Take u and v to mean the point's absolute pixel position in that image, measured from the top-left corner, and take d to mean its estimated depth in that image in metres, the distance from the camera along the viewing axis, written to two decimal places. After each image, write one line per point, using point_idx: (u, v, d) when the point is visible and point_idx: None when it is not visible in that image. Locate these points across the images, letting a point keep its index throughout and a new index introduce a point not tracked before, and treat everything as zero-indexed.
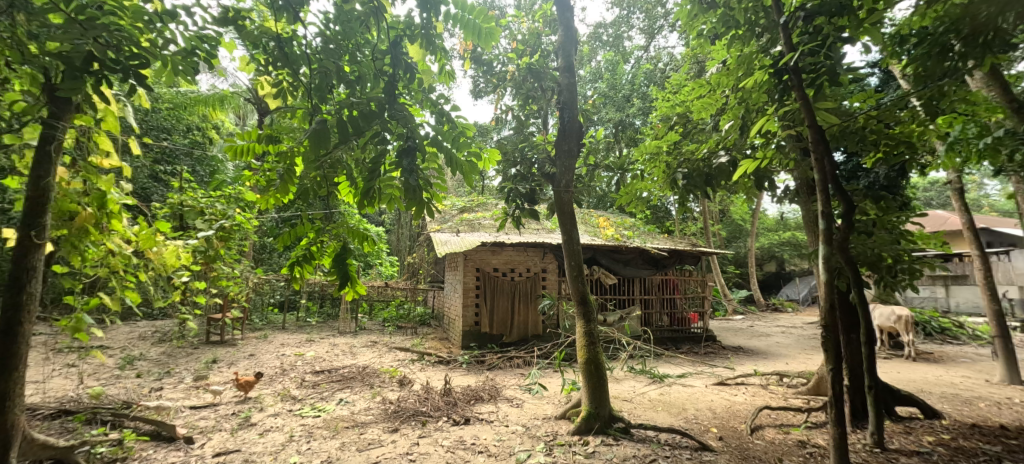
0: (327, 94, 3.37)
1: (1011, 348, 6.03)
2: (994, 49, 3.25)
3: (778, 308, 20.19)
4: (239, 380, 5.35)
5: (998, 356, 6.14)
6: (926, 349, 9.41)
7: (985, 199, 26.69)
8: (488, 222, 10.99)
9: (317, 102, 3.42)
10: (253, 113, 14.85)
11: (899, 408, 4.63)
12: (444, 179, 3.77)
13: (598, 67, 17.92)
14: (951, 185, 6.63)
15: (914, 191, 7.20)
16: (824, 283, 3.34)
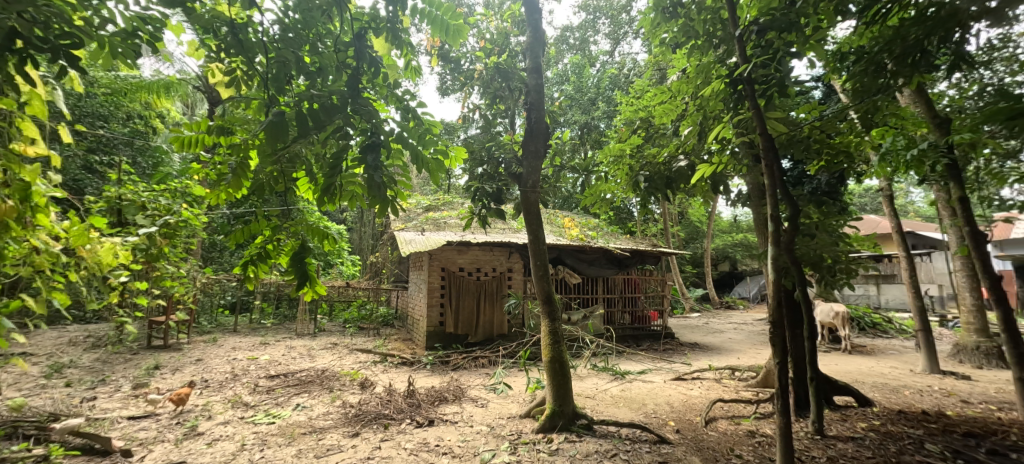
0: (285, 84, 3.22)
1: (932, 340, 6.63)
2: (920, 69, 3.58)
3: (730, 306, 21.30)
4: (171, 395, 4.87)
5: (921, 348, 6.74)
6: (860, 343, 10.21)
7: (911, 206, 29.36)
8: (454, 221, 10.91)
9: (274, 93, 3.26)
10: (203, 102, 13.99)
11: (837, 397, 5.00)
12: (410, 176, 3.70)
13: (565, 70, 18.25)
14: (883, 192, 7.21)
15: (852, 196, 7.78)
16: (772, 282, 3.58)
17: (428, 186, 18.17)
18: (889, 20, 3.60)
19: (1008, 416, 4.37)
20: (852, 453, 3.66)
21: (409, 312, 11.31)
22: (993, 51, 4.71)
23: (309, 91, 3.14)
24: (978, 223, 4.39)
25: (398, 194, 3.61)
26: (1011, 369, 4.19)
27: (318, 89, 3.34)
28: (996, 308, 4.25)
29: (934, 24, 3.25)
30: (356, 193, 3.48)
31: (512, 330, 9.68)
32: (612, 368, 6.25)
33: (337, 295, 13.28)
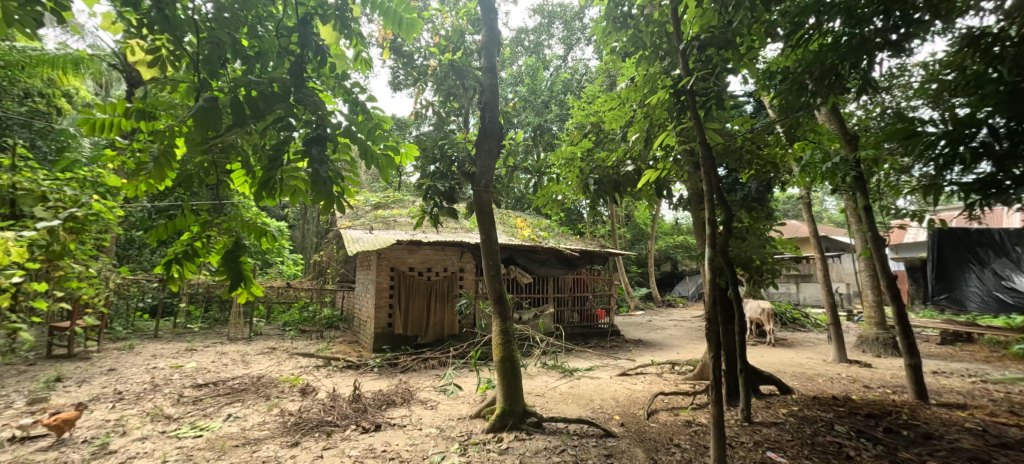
0: (220, 68, 2.96)
1: (841, 333, 7.43)
2: (835, 90, 4.01)
3: (671, 304, 22.57)
4: (51, 418, 3.99)
5: (832, 339, 7.53)
6: (782, 336, 11.23)
7: (827, 214, 32.69)
8: (404, 219, 10.60)
9: (206, 77, 2.97)
10: (119, 82, 12.56)
11: (762, 387, 5.47)
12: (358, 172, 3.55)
13: (519, 71, 18.34)
14: (803, 200, 7.93)
15: (778, 203, 8.56)
16: (709, 281, 3.84)
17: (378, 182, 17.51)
18: (810, 45, 4.01)
19: (901, 398, 4.99)
20: (775, 437, 4.01)
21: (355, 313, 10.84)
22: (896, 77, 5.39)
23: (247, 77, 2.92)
24: (879, 229, 5.00)
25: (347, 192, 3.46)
26: (903, 355, 4.81)
27: (257, 75, 3.12)
28: (892, 303, 4.86)
29: (848, 52, 3.67)
30: (302, 189, 3.29)
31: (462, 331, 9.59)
32: (560, 366, 6.41)
33: (276, 296, 12.42)
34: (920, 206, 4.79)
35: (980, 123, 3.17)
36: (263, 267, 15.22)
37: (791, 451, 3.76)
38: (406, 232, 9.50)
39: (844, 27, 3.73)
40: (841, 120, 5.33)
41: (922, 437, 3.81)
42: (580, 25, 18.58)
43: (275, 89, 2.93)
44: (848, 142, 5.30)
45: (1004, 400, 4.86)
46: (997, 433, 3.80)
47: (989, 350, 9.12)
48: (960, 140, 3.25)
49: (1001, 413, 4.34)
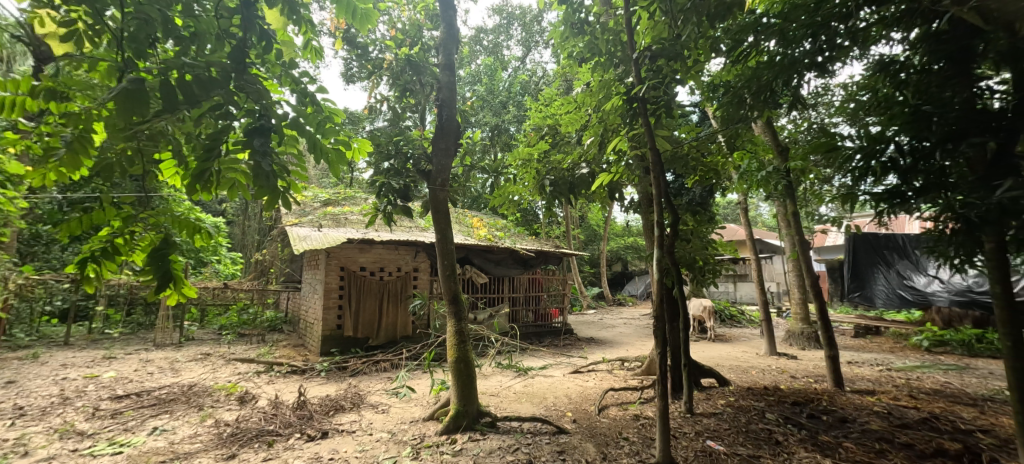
0: (150, 49, 2.69)
1: (772, 328, 8.05)
2: (768, 105, 4.37)
3: (621, 303, 23.38)
4: None
5: (764, 334, 8.13)
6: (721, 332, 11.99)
7: (761, 219, 35.30)
8: (355, 217, 10.18)
9: (131, 57, 2.69)
10: (26, 58, 11.16)
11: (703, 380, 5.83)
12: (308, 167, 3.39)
13: (478, 71, 18.34)
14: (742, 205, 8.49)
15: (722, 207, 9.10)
16: (657, 281, 4.01)
17: (328, 177, 16.74)
18: (747, 62, 4.33)
19: (821, 386, 5.50)
20: (714, 427, 4.29)
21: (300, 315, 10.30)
22: (824, 96, 5.95)
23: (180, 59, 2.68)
24: (806, 233, 5.48)
25: (293, 187, 3.28)
26: (824, 348, 5.30)
27: (192, 58, 2.85)
28: (815, 300, 5.34)
29: (780, 69, 3.99)
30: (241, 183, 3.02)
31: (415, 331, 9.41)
32: (515, 365, 6.45)
33: (211, 297, 11.48)
34: (840, 213, 5.31)
35: (888, 140, 3.60)
36: (197, 266, 14.06)
37: (728, 439, 4.02)
38: (356, 230, 9.14)
39: (778, 47, 4.06)
40: (774, 132, 5.82)
41: (838, 421, 4.24)
42: (539, 28, 18.92)
43: (213, 74, 2.71)
44: (779, 153, 5.77)
45: (905, 386, 5.51)
46: (899, 414, 4.30)
47: (893, 342, 10.27)
48: (872, 155, 3.67)
49: (902, 397, 4.92)
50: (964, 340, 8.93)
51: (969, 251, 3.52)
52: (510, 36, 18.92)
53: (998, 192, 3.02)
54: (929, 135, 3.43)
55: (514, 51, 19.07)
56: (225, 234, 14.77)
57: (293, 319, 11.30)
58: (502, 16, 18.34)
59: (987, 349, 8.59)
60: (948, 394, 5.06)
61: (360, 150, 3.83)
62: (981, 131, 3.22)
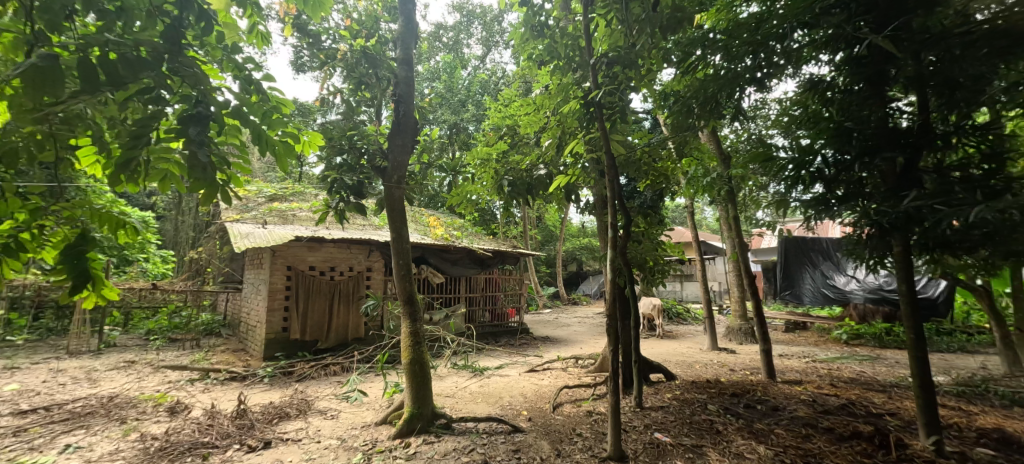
0: (65, 20, 2.38)
1: (715, 325, 8.56)
2: (714, 115, 4.65)
3: (576, 302, 23.90)
4: None
5: (707, 331, 8.64)
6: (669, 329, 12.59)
7: (705, 222, 37.46)
8: (304, 214, 9.64)
9: (42, 28, 2.36)
10: None
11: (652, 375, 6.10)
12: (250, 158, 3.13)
13: (437, 67, 18.08)
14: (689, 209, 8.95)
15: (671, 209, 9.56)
16: (610, 281, 4.12)
17: (273, 170, 15.76)
18: (696, 73, 4.57)
19: (756, 378, 5.94)
20: (661, 420, 4.50)
21: (241, 317, 9.66)
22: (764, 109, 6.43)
23: (102, 33, 2.39)
24: (744, 236, 5.90)
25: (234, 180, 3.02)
26: (759, 342, 5.72)
27: (117, 34, 2.55)
28: (752, 298, 5.73)
29: (726, 82, 4.26)
30: (175, 175, 2.72)
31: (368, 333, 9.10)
32: (471, 365, 6.43)
33: (136, 299, 10.46)
34: (774, 218, 5.78)
35: (815, 152, 3.96)
36: (121, 265, 12.76)
37: (674, 431, 4.24)
38: (305, 227, 8.70)
39: (724, 62, 4.32)
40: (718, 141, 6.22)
41: (770, 410, 4.59)
42: (499, 28, 18.95)
43: (143, 54, 2.45)
44: (723, 161, 6.18)
45: (827, 376, 6.07)
46: (822, 402, 4.73)
47: (817, 337, 11.25)
48: (802, 166, 4.02)
49: (825, 386, 5.42)
50: (876, 334, 9.95)
51: (880, 252, 3.93)
52: (470, 34, 18.81)
53: (906, 200, 3.45)
54: (850, 149, 3.83)
55: (473, 50, 18.98)
56: (154, 230, 13.53)
57: (234, 322, 10.57)
58: (463, 13, 18.17)
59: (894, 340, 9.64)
60: (862, 382, 5.64)
61: (310, 143, 3.63)
62: (893, 146, 3.67)
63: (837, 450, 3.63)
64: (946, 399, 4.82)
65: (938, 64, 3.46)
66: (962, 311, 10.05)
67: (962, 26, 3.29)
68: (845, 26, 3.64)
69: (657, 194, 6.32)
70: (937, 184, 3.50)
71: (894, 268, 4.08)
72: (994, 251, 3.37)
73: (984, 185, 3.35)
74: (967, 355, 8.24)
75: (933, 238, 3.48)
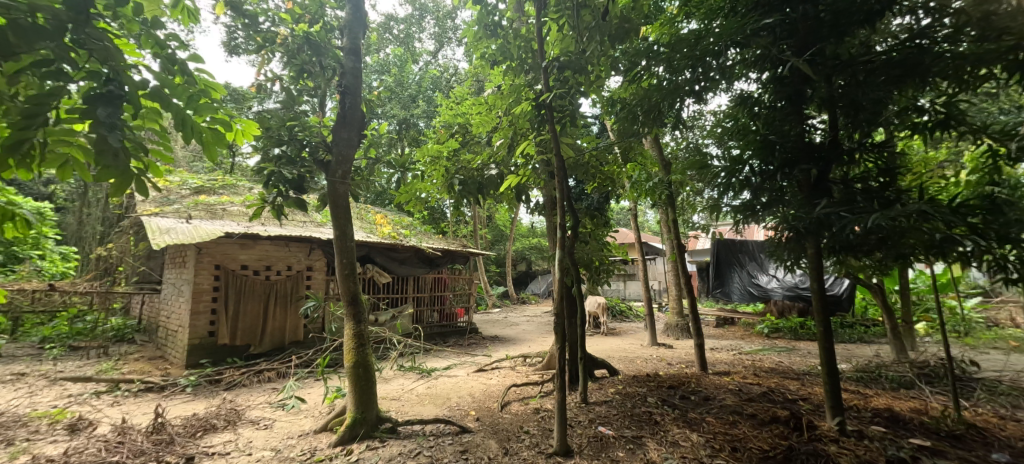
0: None
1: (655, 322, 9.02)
2: (656, 123, 4.93)
3: (524, 301, 24.17)
4: None
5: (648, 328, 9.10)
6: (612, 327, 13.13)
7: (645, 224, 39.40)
8: (236, 208, 8.89)
9: None
10: None
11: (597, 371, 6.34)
12: (173, 145, 2.83)
13: (387, 60, 17.46)
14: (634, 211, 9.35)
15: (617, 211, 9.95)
16: (558, 281, 4.20)
17: (199, 159, 14.33)
18: (641, 82, 4.80)
19: (691, 371, 6.36)
20: (605, 413, 4.68)
21: (158, 321, 8.76)
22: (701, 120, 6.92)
23: None
24: (683, 238, 6.28)
25: (153, 170, 2.68)
26: (693, 337, 6.12)
27: None
28: (688, 296, 6.12)
29: (668, 92, 4.53)
30: (78, 161, 2.32)
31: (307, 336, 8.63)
32: (418, 367, 6.29)
33: (27, 302, 9.13)
34: (710, 221, 6.23)
35: (744, 162, 4.33)
36: (8, 263, 11.07)
37: (616, 424, 4.43)
38: (236, 223, 8.05)
39: (666, 73, 4.57)
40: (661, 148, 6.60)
41: (702, 400, 4.94)
42: (452, 25, 18.64)
43: (41, 22, 2.15)
44: (664, 167, 6.55)
45: (751, 366, 6.64)
46: (746, 390, 5.17)
47: (743, 331, 12.26)
48: (734, 174, 4.39)
49: (749, 376, 5.93)
50: (792, 327, 11.09)
51: (795, 253, 4.35)
52: (422, 28, 18.31)
53: (818, 207, 3.82)
54: (773, 160, 4.19)
55: (425, 45, 18.50)
56: (51, 223, 11.86)
57: (150, 326, 9.55)
58: (415, 5, 17.64)
59: (806, 333, 10.77)
60: (780, 371, 6.24)
61: (245, 132, 3.34)
62: (809, 159, 4.04)
63: (759, 434, 3.98)
64: (848, 384, 5.45)
65: (845, 87, 3.90)
66: (861, 306, 11.36)
67: (864, 56, 3.72)
68: (771, 48, 3.97)
69: (603, 197, 6.58)
70: (843, 194, 3.92)
71: (807, 268, 4.55)
72: (887, 254, 3.85)
73: (880, 196, 3.82)
74: (863, 345, 9.36)
75: (839, 241, 3.89)
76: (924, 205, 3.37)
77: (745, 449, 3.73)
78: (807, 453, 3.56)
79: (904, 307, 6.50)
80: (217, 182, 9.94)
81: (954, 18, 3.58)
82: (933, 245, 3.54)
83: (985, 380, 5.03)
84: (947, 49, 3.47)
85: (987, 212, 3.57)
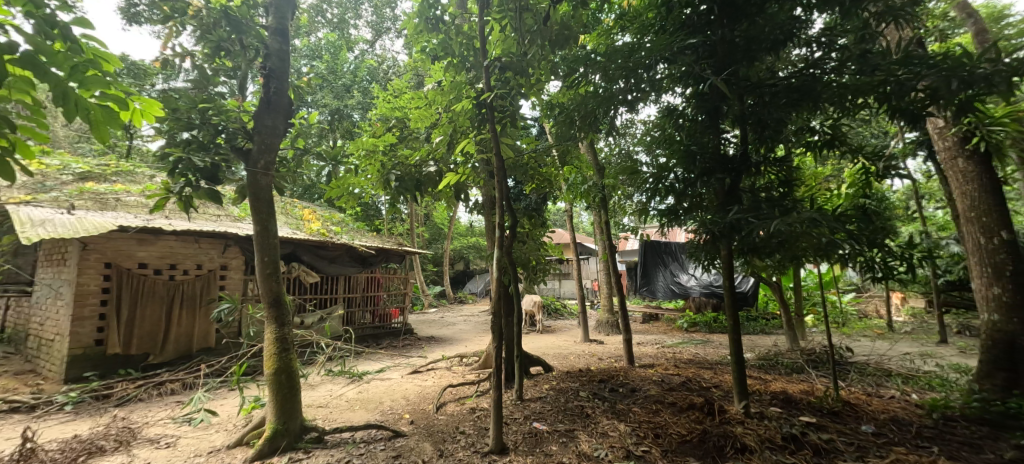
0: None
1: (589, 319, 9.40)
2: (592, 129, 5.17)
3: (463, 301, 23.93)
4: None
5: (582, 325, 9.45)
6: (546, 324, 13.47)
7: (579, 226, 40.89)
8: (132, 198, 7.80)
9: None
10: None
11: (533, 369, 6.48)
12: (48, 122, 2.40)
13: (318, 45, 16.47)
14: (571, 213, 9.68)
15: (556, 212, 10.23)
16: (496, 280, 4.20)
17: (87, 140, 12.39)
18: (579, 88, 4.98)
19: (620, 365, 6.73)
20: (540, 409, 4.80)
21: (27, 328, 7.47)
22: (633, 128, 7.38)
23: None
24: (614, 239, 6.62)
25: (17, 152, 2.23)
26: (622, 333, 6.48)
27: None
28: (618, 294, 6.45)
29: (603, 100, 4.79)
30: None
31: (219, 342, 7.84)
32: (348, 371, 5.98)
33: None
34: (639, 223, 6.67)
35: (669, 170, 4.70)
36: None
37: (550, 419, 4.55)
38: (134, 215, 7.12)
39: (601, 81, 4.77)
40: (596, 154, 6.91)
41: (629, 392, 5.25)
42: (391, 15, 17.85)
43: None
44: (600, 171, 6.89)
45: (672, 358, 7.19)
46: (668, 381, 5.59)
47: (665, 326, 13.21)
48: (660, 180, 4.77)
49: (671, 367, 6.41)
50: (707, 321, 12.18)
51: (711, 254, 4.76)
52: (359, 15, 17.48)
53: (731, 213, 4.21)
54: (694, 169, 4.57)
55: (362, 33, 17.64)
56: None
57: (16, 334, 8.11)
58: None
59: (718, 326, 11.89)
60: (697, 362, 6.83)
61: (144, 113, 2.82)
62: (723, 169, 4.45)
63: (678, 420, 4.32)
64: (753, 371, 6.12)
65: (754, 107, 4.31)
66: (762, 300, 12.75)
67: (771, 80, 4.16)
68: (694, 67, 4.28)
69: (541, 197, 6.75)
70: (751, 202, 4.32)
71: (721, 269, 5.02)
72: (784, 256, 4.35)
73: (780, 204, 4.30)
74: (763, 336, 10.56)
75: (747, 244, 4.31)
76: (815, 213, 3.83)
77: (666, 435, 4.04)
78: (718, 435, 3.92)
79: (797, 302, 7.41)
80: (109, 168, 8.69)
81: (840, 53, 4.12)
82: (820, 248, 4.07)
83: (857, 363, 5.91)
84: (835, 79, 3.98)
85: (861, 221, 4.18)
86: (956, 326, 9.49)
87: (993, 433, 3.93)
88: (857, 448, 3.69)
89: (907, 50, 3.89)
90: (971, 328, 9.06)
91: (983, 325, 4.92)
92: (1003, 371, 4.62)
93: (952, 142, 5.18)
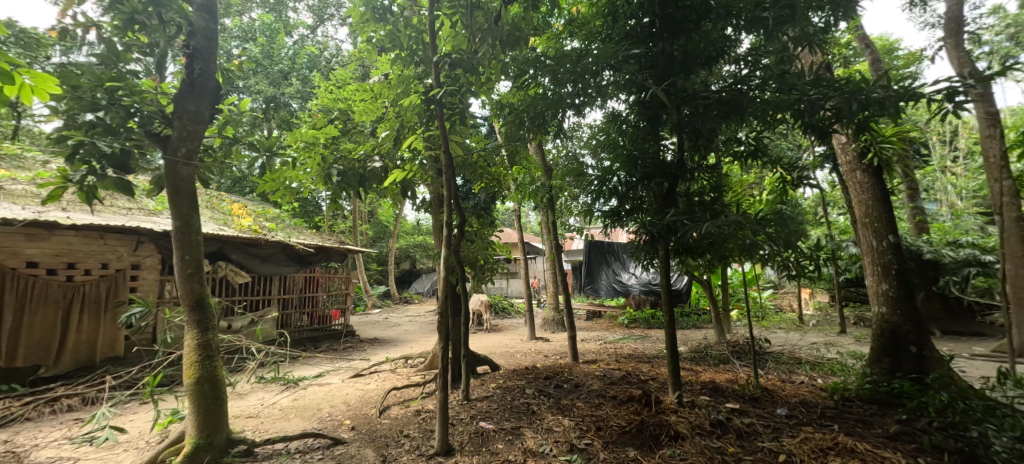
0: None
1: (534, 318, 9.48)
2: (540, 130, 5.25)
3: (409, 301, 23.27)
4: None
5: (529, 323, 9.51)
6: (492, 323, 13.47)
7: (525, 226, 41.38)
8: (17, 186, 6.76)
9: None
10: None
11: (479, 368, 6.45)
12: None
13: (251, 27, 15.24)
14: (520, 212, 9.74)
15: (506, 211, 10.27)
16: (443, 279, 4.09)
17: None
18: (528, 89, 5.03)
19: (565, 361, 6.90)
20: (486, 408, 4.80)
21: None
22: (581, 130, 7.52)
23: None
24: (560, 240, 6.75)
25: None
26: (568, 330, 6.64)
27: None
28: (564, 293, 6.59)
29: (550, 101, 4.89)
30: None
31: (127, 351, 7.03)
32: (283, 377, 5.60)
33: None
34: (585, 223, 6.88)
35: (613, 173, 4.90)
36: None
37: (496, 418, 4.55)
38: (18, 205, 6.16)
39: (550, 84, 4.87)
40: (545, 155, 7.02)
41: (573, 387, 5.40)
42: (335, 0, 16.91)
43: None
44: (548, 172, 7.01)
45: (614, 354, 7.49)
46: (609, 375, 5.82)
47: (608, 322, 13.74)
48: (604, 182, 4.97)
49: (612, 362, 6.70)
50: (645, 317, 12.86)
51: (651, 254, 5.01)
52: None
53: (668, 215, 4.46)
54: (636, 172, 4.79)
55: (300, 16, 16.56)
56: None
57: None
58: None
59: (655, 321, 12.58)
60: (636, 357, 7.18)
61: (34, 88, 2.42)
62: (663, 173, 4.70)
63: (618, 412, 4.50)
64: (686, 363, 6.57)
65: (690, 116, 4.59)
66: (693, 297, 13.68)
67: (705, 93, 4.47)
68: (636, 76, 4.50)
69: (490, 197, 6.74)
70: (686, 205, 4.59)
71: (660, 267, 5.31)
72: (714, 255, 4.69)
73: (711, 208, 4.64)
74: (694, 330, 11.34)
75: (682, 244, 4.59)
76: (741, 216, 4.18)
77: (607, 427, 4.19)
78: (654, 424, 4.11)
79: (724, 298, 8.04)
80: None
81: (763, 71, 4.51)
82: (745, 248, 4.44)
83: (774, 353, 6.54)
84: (759, 95, 4.37)
85: (780, 224, 4.60)
86: (853, 318, 10.84)
87: (880, 410, 4.53)
88: (773, 430, 4.07)
89: (818, 73, 4.34)
90: (865, 319, 10.40)
91: (874, 316, 5.64)
92: (888, 357, 5.31)
93: (853, 157, 5.88)
